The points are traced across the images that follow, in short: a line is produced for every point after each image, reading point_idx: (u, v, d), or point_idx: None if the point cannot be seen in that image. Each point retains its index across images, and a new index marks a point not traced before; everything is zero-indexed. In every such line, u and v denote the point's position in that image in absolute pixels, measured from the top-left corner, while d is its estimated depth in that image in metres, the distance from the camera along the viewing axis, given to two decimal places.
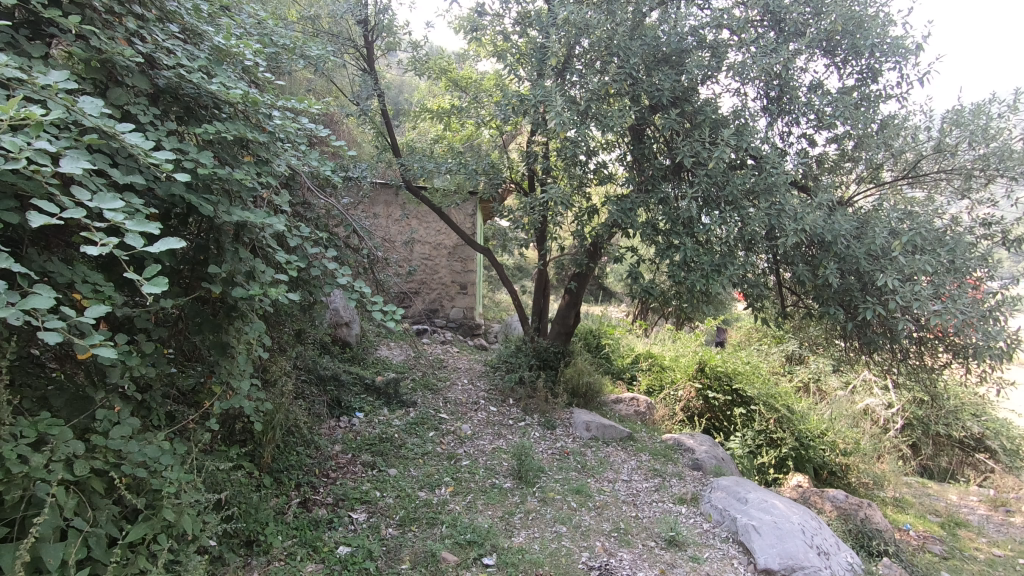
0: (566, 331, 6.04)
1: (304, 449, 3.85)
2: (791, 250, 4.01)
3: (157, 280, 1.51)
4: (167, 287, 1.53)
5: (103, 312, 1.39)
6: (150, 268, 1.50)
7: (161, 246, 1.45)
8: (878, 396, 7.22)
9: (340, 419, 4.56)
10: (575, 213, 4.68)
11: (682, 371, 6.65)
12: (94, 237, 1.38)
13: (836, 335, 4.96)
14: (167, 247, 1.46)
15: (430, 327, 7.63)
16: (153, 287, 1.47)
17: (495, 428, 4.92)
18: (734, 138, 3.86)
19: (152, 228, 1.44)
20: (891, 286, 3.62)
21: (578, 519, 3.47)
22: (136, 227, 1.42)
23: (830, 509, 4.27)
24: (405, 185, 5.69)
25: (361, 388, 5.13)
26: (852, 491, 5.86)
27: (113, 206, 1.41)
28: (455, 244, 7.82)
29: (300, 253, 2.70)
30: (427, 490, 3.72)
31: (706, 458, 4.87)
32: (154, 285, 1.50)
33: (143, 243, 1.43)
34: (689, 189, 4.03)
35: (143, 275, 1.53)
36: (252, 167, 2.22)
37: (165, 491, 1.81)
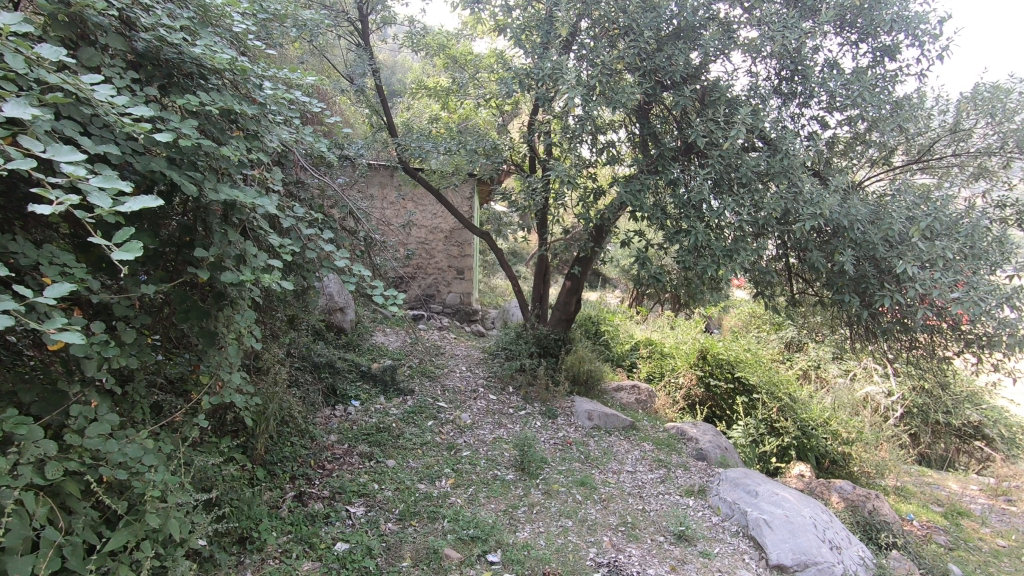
0: (567, 317, 5.89)
1: (298, 440, 3.72)
2: (805, 235, 3.87)
3: (130, 245, 1.33)
4: (142, 254, 1.35)
5: (67, 290, 1.22)
6: (121, 232, 1.32)
7: (135, 205, 1.31)
8: (879, 384, 7.17)
9: (335, 408, 4.41)
10: (581, 195, 4.51)
11: (683, 358, 6.55)
12: (50, 193, 1.20)
13: (844, 323, 4.85)
14: (141, 204, 1.31)
15: (426, 312, 7.47)
16: (124, 251, 1.28)
17: (495, 417, 4.79)
18: (749, 118, 3.70)
19: (121, 185, 1.29)
20: (910, 273, 3.49)
21: (584, 513, 3.36)
22: (103, 184, 1.27)
23: (836, 501, 4.20)
24: (402, 166, 5.48)
25: (356, 376, 4.98)
26: (855, 480, 5.80)
27: (72, 158, 1.23)
28: (451, 229, 7.64)
29: (294, 235, 2.53)
30: (427, 483, 3.60)
31: (711, 448, 4.78)
32: (127, 250, 1.32)
33: (112, 202, 1.27)
34: (700, 172, 3.87)
35: (113, 244, 1.35)
36: (242, 141, 2.04)
37: (149, 493, 1.66)
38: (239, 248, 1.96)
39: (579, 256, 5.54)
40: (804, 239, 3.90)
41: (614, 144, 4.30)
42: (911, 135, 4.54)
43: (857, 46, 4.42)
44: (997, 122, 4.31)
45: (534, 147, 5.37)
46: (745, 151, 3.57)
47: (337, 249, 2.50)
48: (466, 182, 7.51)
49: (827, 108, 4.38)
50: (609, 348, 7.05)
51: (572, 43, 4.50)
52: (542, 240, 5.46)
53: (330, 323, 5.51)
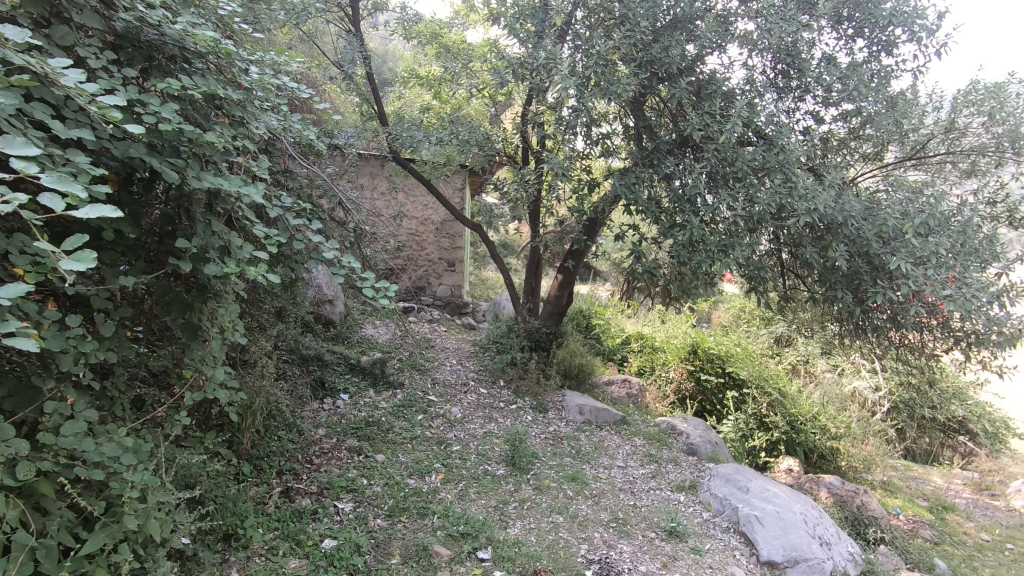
0: (559, 311, 5.85)
1: (285, 434, 3.66)
2: (799, 230, 3.85)
3: (83, 254, 1.19)
4: (97, 267, 1.20)
5: (12, 295, 1.11)
6: (75, 239, 1.19)
7: (92, 212, 1.16)
8: (867, 379, 7.22)
9: (323, 402, 4.35)
10: (574, 187, 4.46)
11: (674, 352, 6.54)
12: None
13: (836, 319, 4.86)
14: (97, 213, 1.16)
15: (417, 305, 7.40)
16: (71, 262, 1.15)
17: (486, 411, 4.75)
18: (745, 111, 3.66)
19: (75, 189, 1.17)
20: (903, 270, 3.48)
21: (575, 508, 3.34)
22: (56, 184, 1.17)
23: (825, 496, 4.20)
24: (392, 156, 5.39)
25: (345, 369, 4.92)
26: (842, 474, 5.84)
27: (23, 152, 1.14)
28: (442, 220, 7.56)
29: (282, 225, 2.45)
30: (417, 478, 3.55)
31: (702, 443, 4.78)
32: (78, 261, 1.18)
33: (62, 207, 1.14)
34: (695, 166, 3.83)
35: (71, 252, 1.22)
36: (227, 128, 1.96)
37: (127, 494, 1.59)
38: (224, 239, 1.87)
39: (571, 250, 5.50)
40: (798, 234, 3.88)
41: (609, 136, 4.25)
42: (905, 131, 4.53)
43: (853, 41, 4.38)
44: (991, 119, 4.31)
45: (527, 138, 5.30)
46: (744, 146, 3.52)
47: (327, 240, 2.42)
48: (457, 173, 7.43)
49: (823, 103, 4.35)
50: (600, 342, 7.03)
51: (567, 33, 4.43)
52: (534, 234, 5.41)
53: (319, 315, 5.44)
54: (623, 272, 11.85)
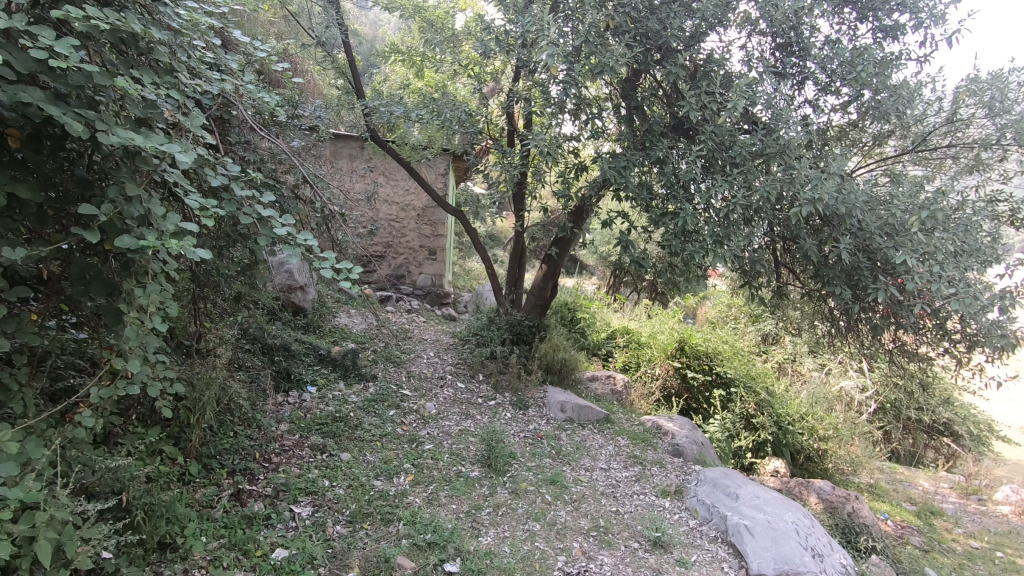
0: (543, 303, 5.58)
1: (242, 430, 3.39)
2: (797, 222, 3.63)
3: None
4: None
5: None
6: None
7: None
8: (854, 379, 7.10)
9: (288, 395, 4.07)
10: (561, 171, 4.19)
11: (660, 348, 6.33)
12: None
13: (830, 318, 4.67)
14: None
15: (395, 294, 7.12)
16: None
17: (462, 407, 4.50)
18: (745, 92, 3.42)
19: None
20: (909, 266, 3.26)
21: (553, 515, 3.11)
22: None
23: (815, 502, 3.98)
24: (369, 134, 5.08)
25: (314, 360, 4.64)
26: (829, 477, 5.70)
27: None
28: (424, 206, 7.26)
29: (226, 196, 2.16)
30: (384, 479, 3.30)
31: (688, 444, 4.58)
32: None
33: None
34: (690, 150, 3.59)
35: None
36: (150, 74, 1.65)
37: (6, 511, 1.31)
38: (141, 207, 1.58)
39: (557, 239, 5.25)
40: (797, 227, 3.66)
41: (599, 117, 4.00)
42: (908, 122, 4.32)
43: (858, 24, 4.14)
44: (996, 111, 4.11)
45: (513, 119, 5.03)
46: (744, 128, 3.27)
47: (279, 213, 2.14)
48: (441, 157, 7.12)
49: (823, 89, 4.12)
50: (585, 336, 6.81)
51: (557, 5, 4.15)
52: (517, 221, 5.16)
53: (289, 302, 5.14)
54: (609, 265, 11.63)
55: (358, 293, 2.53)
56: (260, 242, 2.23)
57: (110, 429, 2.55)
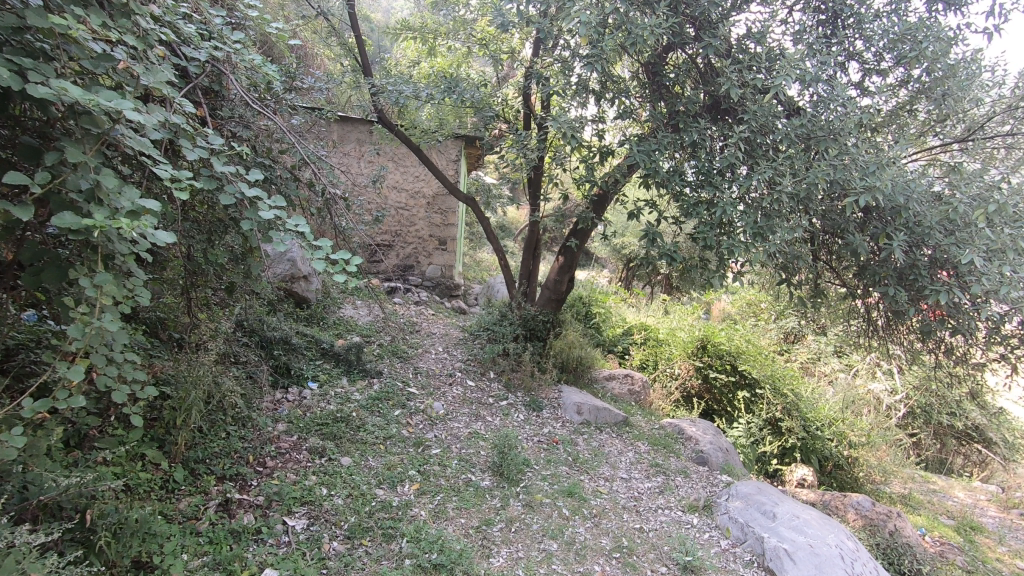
0: (558, 298, 5.27)
1: (235, 430, 3.15)
2: (845, 214, 3.29)
3: None
4: None
5: None
6: None
7: None
8: (883, 382, 6.74)
9: (287, 392, 3.83)
10: (583, 155, 3.87)
11: (680, 346, 6.03)
12: None
13: (869, 318, 4.32)
14: None
15: (403, 284, 6.85)
16: None
17: (472, 407, 4.22)
18: (792, 67, 3.07)
19: None
20: (976, 264, 2.91)
21: (571, 532, 2.83)
22: None
23: (853, 519, 3.66)
24: (377, 114, 4.78)
25: (316, 354, 4.39)
26: (859, 486, 5.37)
27: None
28: (434, 194, 6.97)
29: (209, 172, 1.90)
30: (387, 488, 3.03)
31: (713, 451, 4.28)
32: None
33: None
34: (728, 131, 3.26)
35: None
36: (101, 18, 1.38)
37: None
38: (88, 177, 1.30)
39: (574, 230, 4.94)
40: (843, 219, 3.32)
41: (627, 95, 3.67)
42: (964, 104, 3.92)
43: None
44: None
45: (530, 100, 4.71)
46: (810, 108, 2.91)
47: (267, 194, 1.87)
48: (452, 142, 6.81)
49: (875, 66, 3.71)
50: (600, 332, 6.51)
51: None
52: (533, 210, 4.85)
53: (291, 292, 4.89)
54: (623, 258, 11.28)
55: (358, 285, 2.24)
56: (245, 226, 1.95)
57: (85, 432, 2.38)
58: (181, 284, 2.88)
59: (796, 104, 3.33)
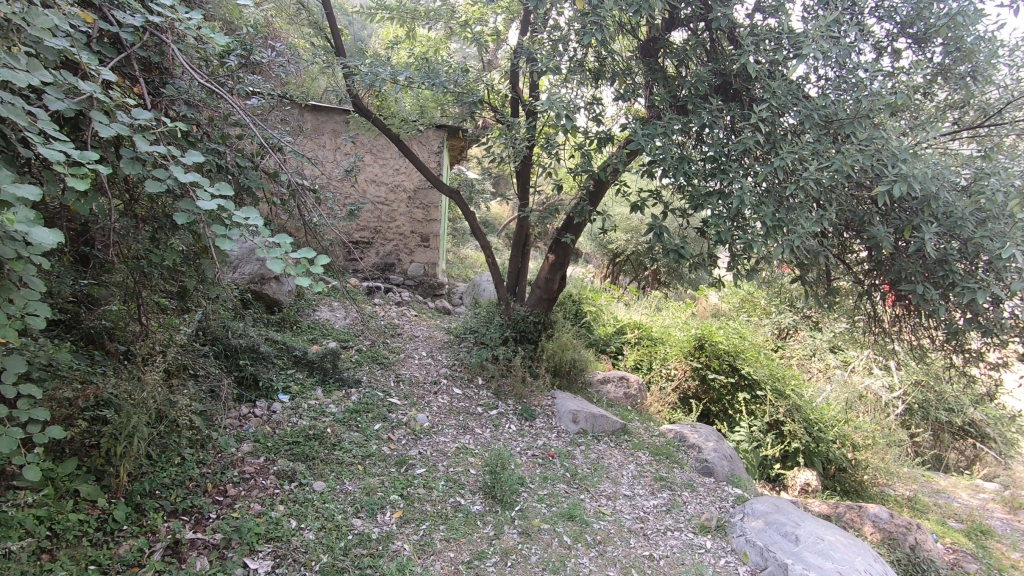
0: (549, 297, 4.95)
1: (191, 454, 2.78)
2: (865, 205, 3.02)
3: None
4: None
5: None
6: None
7: None
8: (880, 378, 6.55)
9: (254, 407, 3.47)
10: (577, 142, 3.55)
11: (676, 346, 5.76)
12: None
13: (879, 316, 4.07)
14: None
15: (384, 284, 6.49)
16: None
17: (459, 418, 3.89)
18: (814, 40, 2.75)
19: None
20: (1014, 258, 2.64)
21: (575, 563, 2.53)
22: None
23: (870, 532, 3.41)
24: (352, 100, 4.40)
25: (288, 363, 4.02)
26: (864, 490, 5.15)
27: None
28: (416, 188, 6.60)
29: (138, 155, 1.54)
30: (365, 517, 2.68)
31: (718, 460, 4.02)
32: None
33: None
34: (740, 115, 2.96)
35: None
36: None
37: None
38: None
39: (566, 225, 4.65)
40: (864, 209, 3.05)
41: (627, 75, 3.36)
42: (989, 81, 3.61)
43: None
44: None
45: (518, 85, 4.37)
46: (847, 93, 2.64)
47: (207, 182, 1.51)
48: (434, 132, 6.44)
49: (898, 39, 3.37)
50: (591, 331, 6.20)
51: None
52: (522, 204, 4.54)
53: (260, 295, 4.49)
54: (610, 254, 11.02)
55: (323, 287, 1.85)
56: (177, 221, 1.51)
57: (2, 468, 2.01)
58: (125, 290, 2.51)
59: (814, 82, 3.02)
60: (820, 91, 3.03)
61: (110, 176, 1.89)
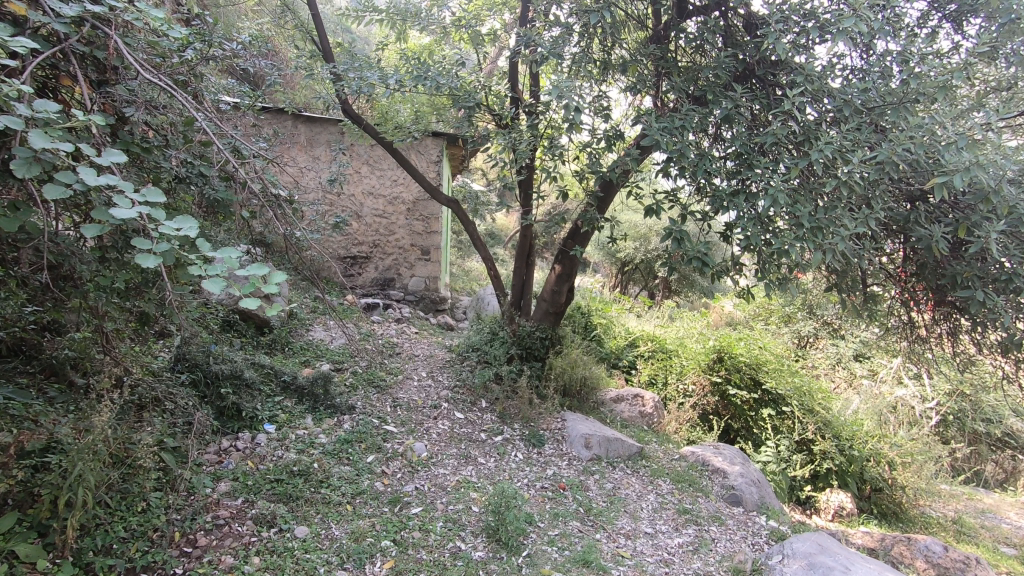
0: (556, 310, 4.63)
1: (158, 499, 2.48)
2: (910, 202, 2.67)
3: None
4: None
5: None
6: None
7: None
8: (911, 388, 6.15)
9: (236, 440, 3.17)
10: (583, 142, 3.24)
11: (693, 359, 5.40)
12: None
13: (919, 325, 3.70)
14: None
15: (383, 300, 6.21)
16: None
17: (461, 446, 3.57)
18: (851, 15, 2.42)
19: None
20: None
21: None
22: None
23: (923, 569, 3.04)
24: (341, 106, 4.14)
25: (276, 389, 3.72)
26: (902, 511, 4.78)
27: None
28: (415, 199, 6.33)
29: (46, 157, 1.26)
30: (351, 569, 2.36)
31: (745, 487, 3.65)
32: None
33: None
34: (767, 104, 2.64)
35: None
36: None
37: None
38: None
39: (573, 233, 4.33)
40: (906, 206, 2.72)
41: (636, 68, 3.05)
42: None
43: None
44: None
45: (518, 85, 4.08)
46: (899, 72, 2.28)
47: (125, 185, 1.23)
48: (433, 140, 6.18)
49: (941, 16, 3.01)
50: (602, 344, 5.86)
51: None
52: (525, 212, 4.24)
53: (248, 316, 4.21)
54: (619, 263, 10.73)
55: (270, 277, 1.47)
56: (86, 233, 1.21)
57: None
58: (79, 317, 2.23)
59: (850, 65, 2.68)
60: (857, 75, 2.69)
61: (34, 187, 1.61)
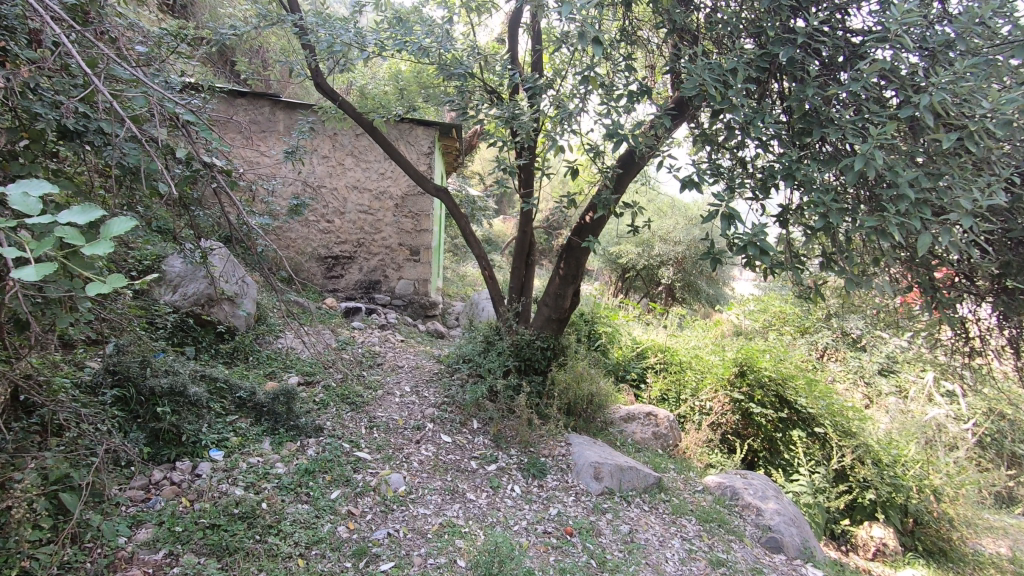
0: (560, 316, 4.05)
1: (48, 554, 1.87)
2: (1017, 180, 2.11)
3: None
4: None
5: None
6: None
7: None
8: (945, 406, 5.58)
9: (171, 471, 2.58)
10: (598, 113, 2.68)
11: (710, 372, 4.83)
12: None
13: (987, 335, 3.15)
14: None
15: (367, 305, 5.63)
16: None
17: (448, 477, 2.99)
18: None
19: None
20: None
21: None
22: None
23: None
24: (314, 78, 3.60)
25: (229, 408, 3.13)
26: (951, 548, 4.19)
27: None
28: (404, 194, 5.79)
29: None
30: None
31: (783, 528, 3.10)
32: None
33: None
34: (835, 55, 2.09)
35: None
36: None
37: None
38: None
39: (581, 224, 3.79)
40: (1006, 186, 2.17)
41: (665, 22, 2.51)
42: None
43: None
44: None
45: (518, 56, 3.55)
46: None
47: None
48: (425, 129, 5.66)
49: None
50: (608, 356, 5.29)
51: None
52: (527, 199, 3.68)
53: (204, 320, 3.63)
54: (620, 267, 10.24)
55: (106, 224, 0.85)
56: None
57: None
58: None
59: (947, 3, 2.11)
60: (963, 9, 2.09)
61: None
